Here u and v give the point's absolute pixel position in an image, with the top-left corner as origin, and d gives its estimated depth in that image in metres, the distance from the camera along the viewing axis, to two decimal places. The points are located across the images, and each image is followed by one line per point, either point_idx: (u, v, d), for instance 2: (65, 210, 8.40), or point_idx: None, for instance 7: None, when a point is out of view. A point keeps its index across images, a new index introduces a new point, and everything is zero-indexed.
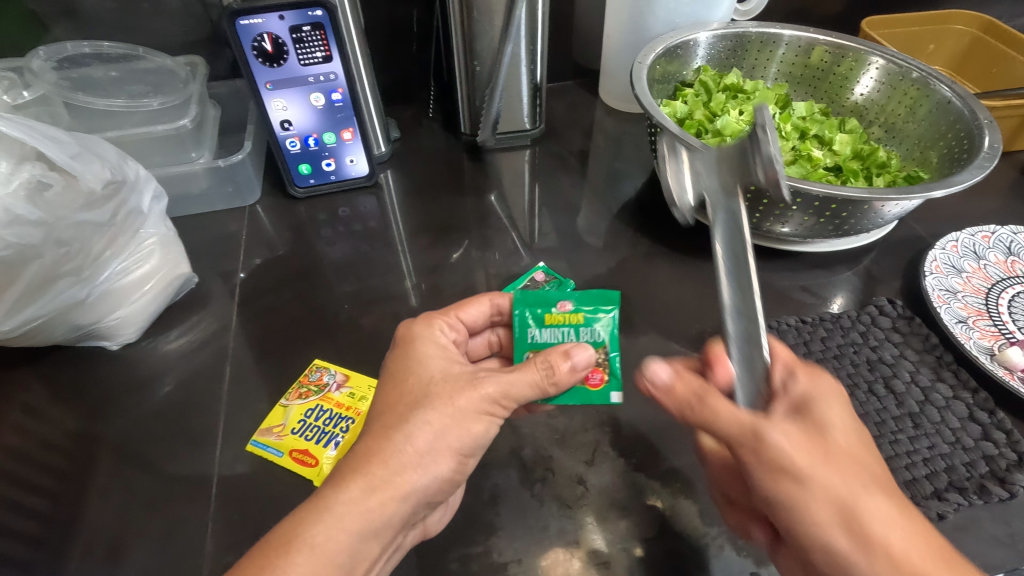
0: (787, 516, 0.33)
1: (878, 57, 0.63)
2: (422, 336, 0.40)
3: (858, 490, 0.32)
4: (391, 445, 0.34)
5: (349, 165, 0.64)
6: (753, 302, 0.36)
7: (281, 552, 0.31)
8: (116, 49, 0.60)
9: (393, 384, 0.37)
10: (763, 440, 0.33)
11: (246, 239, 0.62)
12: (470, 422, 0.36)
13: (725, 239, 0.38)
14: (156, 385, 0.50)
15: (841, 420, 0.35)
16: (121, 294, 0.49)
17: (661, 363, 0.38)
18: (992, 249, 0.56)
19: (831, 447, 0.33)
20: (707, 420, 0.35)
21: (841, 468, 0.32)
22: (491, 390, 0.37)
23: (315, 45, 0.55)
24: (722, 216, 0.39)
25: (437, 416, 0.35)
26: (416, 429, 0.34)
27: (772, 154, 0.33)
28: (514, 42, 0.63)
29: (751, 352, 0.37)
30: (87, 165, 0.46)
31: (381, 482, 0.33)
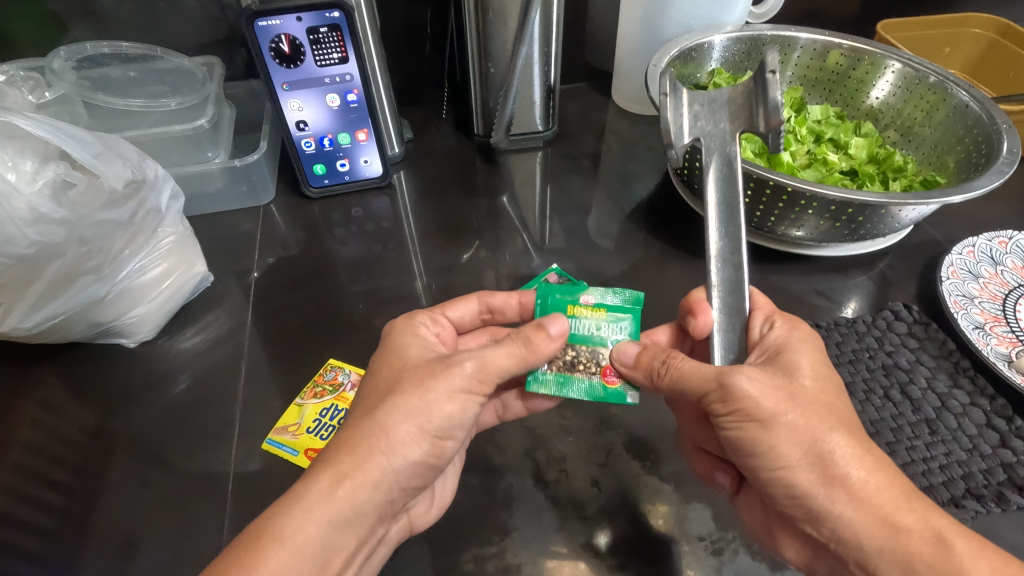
0: (753, 457, 0.35)
1: (895, 61, 0.63)
2: (401, 329, 0.41)
3: (821, 429, 0.34)
4: (359, 434, 0.34)
5: (363, 165, 0.65)
6: (740, 250, 0.40)
7: (255, 547, 0.31)
8: (135, 49, 0.61)
9: (373, 379, 0.38)
10: (728, 388, 0.35)
11: (261, 238, 0.62)
12: (441, 403, 0.36)
13: (717, 184, 0.41)
14: (171, 383, 0.50)
15: (807, 366, 0.37)
16: (139, 292, 0.50)
17: (630, 346, 0.41)
18: (1009, 254, 0.55)
19: (796, 390, 0.35)
20: (675, 382, 0.38)
21: (804, 409, 0.34)
22: (468, 366, 0.36)
23: (332, 47, 0.56)
24: (715, 158, 0.42)
25: (405, 400, 0.35)
26: (385, 415, 0.35)
27: (777, 97, 0.37)
28: (529, 44, 0.63)
29: (733, 301, 0.41)
30: (110, 164, 0.47)
31: (346, 470, 0.34)
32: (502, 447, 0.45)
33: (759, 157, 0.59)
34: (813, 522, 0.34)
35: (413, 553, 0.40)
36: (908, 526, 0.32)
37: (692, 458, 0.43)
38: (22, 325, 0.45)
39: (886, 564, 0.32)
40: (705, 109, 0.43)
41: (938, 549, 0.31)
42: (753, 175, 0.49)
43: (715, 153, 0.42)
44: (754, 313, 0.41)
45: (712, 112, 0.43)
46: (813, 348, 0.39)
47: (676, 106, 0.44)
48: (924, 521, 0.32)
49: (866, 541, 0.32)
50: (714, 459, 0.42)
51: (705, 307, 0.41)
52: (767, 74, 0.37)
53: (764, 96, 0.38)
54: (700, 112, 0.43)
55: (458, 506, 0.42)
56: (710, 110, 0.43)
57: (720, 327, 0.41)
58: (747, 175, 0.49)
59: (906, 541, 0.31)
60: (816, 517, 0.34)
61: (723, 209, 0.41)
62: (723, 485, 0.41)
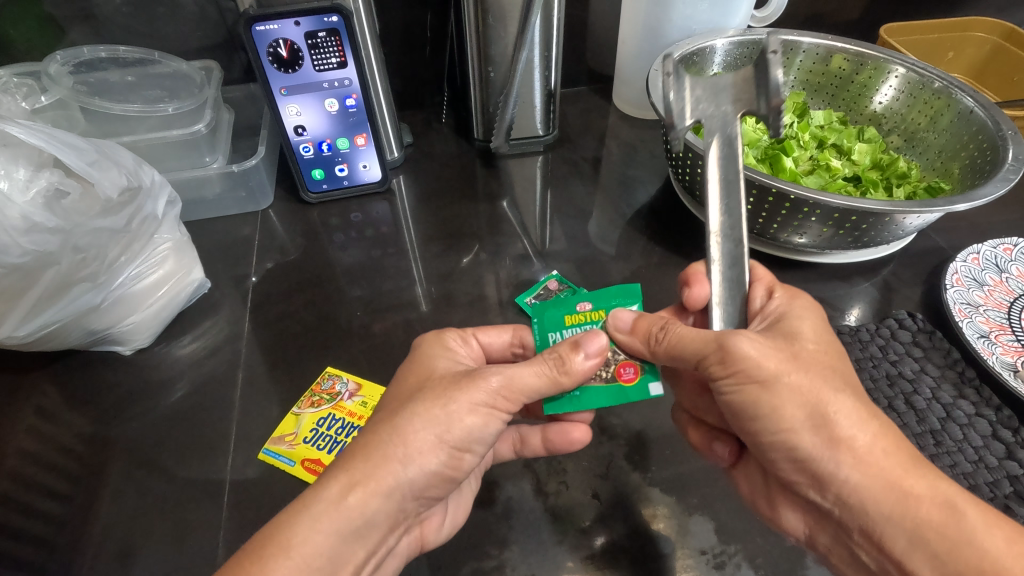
0: (754, 421, 0.35)
1: (899, 66, 0.62)
2: (434, 344, 0.40)
3: (826, 391, 0.33)
4: (376, 439, 0.34)
5: (362, 170, 0.64)
6: (742, 228, 0.38)
7: (260, 557, 0.30)
8: (133, 53, 0.60)
9: (400, 387, 0.37)
10: (728, 352, 0.35)
11: (259, 243, 0.62)
12: (463, 415, 0.35)
13: (719, 164, 0.39)
14: (168, 390, 0.50)
15: (808, 330, 0.37)
16: (134, 300, 0.49)
17: (625, 313, 0.40)
18: (1014, 262, 0.55)
19: (799, 353, 0.35)
20: (672, 349, 0.37)
21: (808, 370, 0.34)
22: (493, 382, 0.36)
23: (331, 52, 0.55)
24: (715, 140, 0.39)
25: (426, 409, 0.35)
26: (405, 423, 0.34)
27: (779, 79, 0.35)
28: (529, 49, 0.62)
29: (734, 274, 0.40)
30: (105, 172, 0.46)
31: (354, 480, 0.33)
32: (502, 458, 0.44)
33: (760, 163, 0.59)
34: (818, 486, 0.34)
35: (411, 564, 0.39)
36: (918, 491, 0.31)
37: (689, 430, 0.44)
38: (16, 334, 0.45)
39: (892, 530, 0.31)
40: (707, 92, 0.39)
41: (948, 516, 0.31)
42: (755, 181, 0.48)
43: (715, 136, 0.39)
44: (755, 285, 0.41)
45: (712, 92, 0.39)
46: (815, 316, 0.38)
47: (678, 87, 0.40)
48: (935, 487, 0.31)
49: (872, 505, 0.32)
50: (713, 430, 0.43)
51: (702, 279, 0.43)
52: (768, 56, 0.35)
53: (765, 76, 0.35)
54: (698, 91, 0.40)
55: None
56: (709, 90, 0.39)
57: (720, 301, 0.40)
58: (750, 181, 0.49)
59: (915, 507, 0.31)
60: (821, 480, 0.33)
61: (723, 188, 0.39)
62: (721, 456, 0.43)
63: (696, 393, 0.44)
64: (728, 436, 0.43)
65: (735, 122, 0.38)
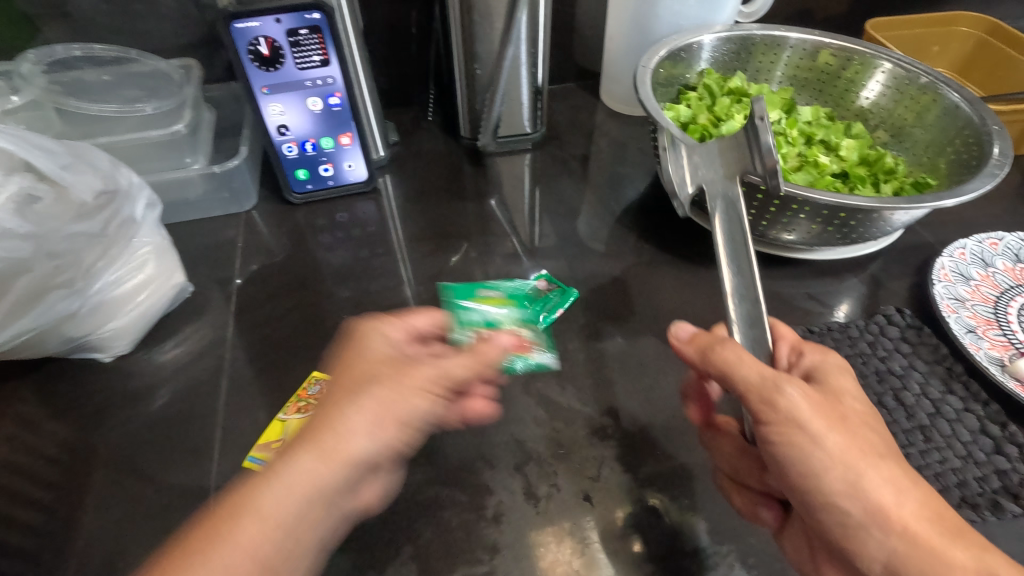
0: (800, 478, 0.34)
1: (885, 61, 0.62)
2: (375, 327, 0.39)
3: (871, 454, 0.33)
4: (336, 414, 0.33)
5: (347, 170, 0.63)
6: (755, 284, 0.40)
7: (229, 518, 0.30)
8: (109, 52, 0.59)
9: (346, 366, 0.36)
10: (778, 397, 0.34)
11: (243, 246, 0.61)
12: (413, 395, 0.35)
13: (724, 224, 0.43)
14: (152, 396, 0.49)
15: (851, 390, 0.37)
16: (114, 306, 0.48)
17: (687, 326, 0.41)
18: (1000, 256, 0.55)
19: (846, 414, 0.35)
20: (726, 368, 0.36)
21: (855, 432, 0.34)
22: (427, 372, 0.36)
23: (313, 49, 0.54)
24: (720, 203, 0.44)
25: (382, 388, 0.34)
26: (363, 400, 0.34)
27: (770, 144, 0.40)
28: (515, 45, 0.62)
29: (755, 334, 0.39)
30: (78, 175, 0.46)
31: (321, 452, 0.32)
32: (492, 461, 0.44)
33: None
34: (861, 553, 0.33)
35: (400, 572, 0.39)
36: (958, 561, 0.30)
37: (732, 495, 0.41)
38: None
39: None
40: (706, 159, 0.47)
41: None
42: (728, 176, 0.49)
43: (719, 198, 0.45)
44: (779, 342, 0.41)
45: (711, 158, 0.46)
46: (849, 376, 0.38)
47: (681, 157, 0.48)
48: (977, 557, 0.30)
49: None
50: (756, 493, 0.41)
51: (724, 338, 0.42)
52: (757, 119, 0.41)
53: (758, 141, 0.41)
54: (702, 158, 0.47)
55: (445, 524, 0.40)
56: (709, 157, 0.46)
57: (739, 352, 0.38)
58: None
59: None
60: (863, 547, 0.32)
61: (729, 248, 0.42)
62: (766, 522, 0.40)
63: (734, 451, 0.43)
64: (770, 498, 0.41)
65: (735, 180, 0.44)
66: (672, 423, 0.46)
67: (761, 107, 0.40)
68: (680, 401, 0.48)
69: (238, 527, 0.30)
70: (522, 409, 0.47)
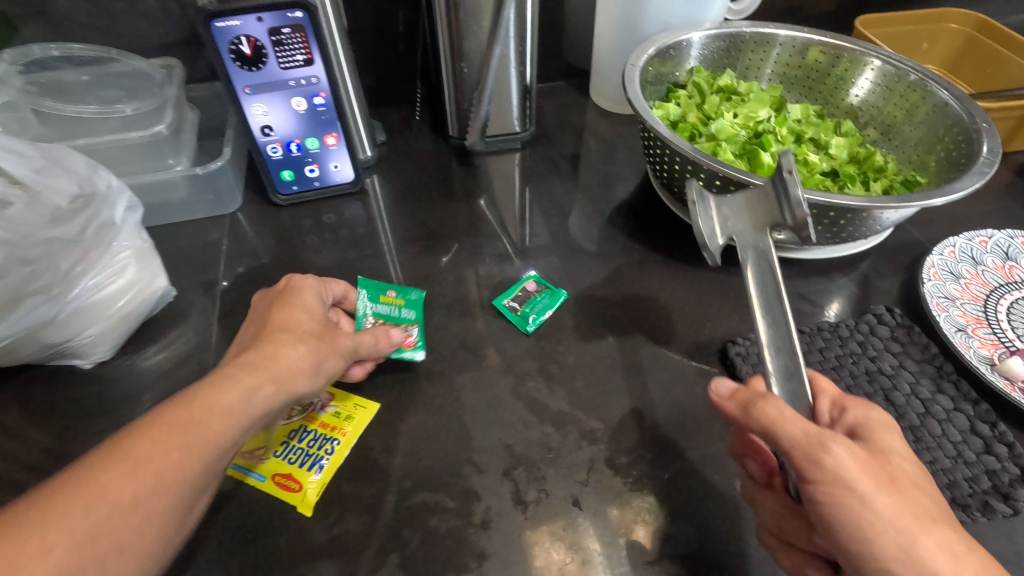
0: (848, 542, 0.32)
1: (874, 59, 0.62)
2: (304, 292, 0.46)
3: (922, 519, 0.31)
4: (292, 354, 0.39)
5: (333, 171, 0.63)
6: (791, 337, 0.37)
7: (202, 413, 0.33)
8: (88, 52, 0.58)
9: (280, 318, 0.42)
10: (825, 455, 0.32)
11: (228, 248, 0.60)
12: (336, 359, 0.42)
13: (757, 278, 0.40)
14: (135, 403, 0.48)
15: (902, 449, 0.34)
16: (94, 311, 0.47)
17: (729, 382, 0.39)
18: (990, 254, 0.55)
19: (895, 474, 0.33)
20: (769, 425, 0.34)
21: (903, 495, 0.32)
22: (347, 343, 0.43)
23: (296, 48, 0.53)
24: (751, 255, 0.40)
25: (320, 346, 0.41)
26: (308, 351, 0.40)
27: (799, 195, 0.37)
28: (503, 44, 0.61)
29: (794, 388, 0.37)
30: (52, 180, 0.44)
31: (264, 369, 0.37)
32: (481, 467, 0.43)
33: (739, 157, 0.57)
34: None
35: None
36: None
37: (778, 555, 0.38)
38: None
39: None
40: (734, 211, 0.42)
41: None
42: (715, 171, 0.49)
43: (750, 251, 0.40)
44: (819, 397, 0.38)
45: (741, 209, 0.42)
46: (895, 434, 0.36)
47: (705, 208, 0.43)
48: None
49: None
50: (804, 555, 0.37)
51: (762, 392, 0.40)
52: (784, 172, 0.38)
53: (787, 192, 0.37)
54: (729, 209, 0.42)
55: (433, 531, 0.40)
56: (738, 207, 0.42)
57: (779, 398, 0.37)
58: (711, 171, 0.49)
59: None
60: None
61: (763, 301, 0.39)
62: None
63: (780, 511, 0.39)
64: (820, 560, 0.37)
65: (767, 233, 0.40)
66: (661, 425, 0.46)
67: (789, 162, 0.38)
68: (669, 402, 0.47)
69: (205, 419, 0.33)
70: (510, 412, 0.46)
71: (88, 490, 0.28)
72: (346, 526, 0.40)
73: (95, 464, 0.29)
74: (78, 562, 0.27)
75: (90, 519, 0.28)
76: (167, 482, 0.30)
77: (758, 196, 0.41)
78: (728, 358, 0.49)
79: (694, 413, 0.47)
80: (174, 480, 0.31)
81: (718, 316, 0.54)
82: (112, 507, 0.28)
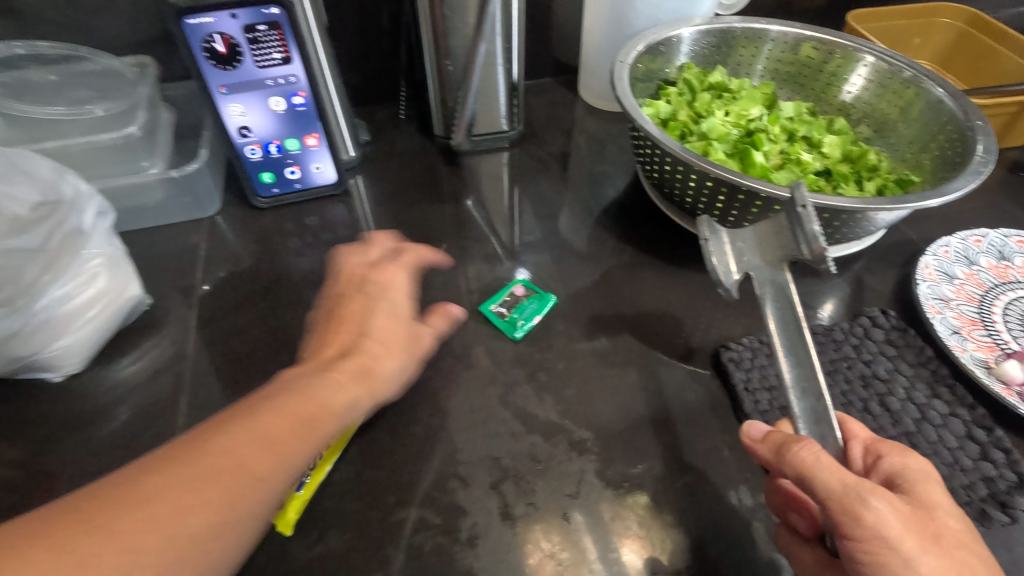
0: None
1: (868, 55, 0.61)
2: (398, 282, 0.46)
3: None
4: (386, 367, 0.41)
5: (315, 172, 0.61)
6: (819, 381, 0.36)
7: (319, 411, 0.35)
8: (56, 50, 0.55)
9: (378, 314, 0.43)
10: (865, 509, 0.31)
11: (207, 253, 0.58)
12: (413, 365, 0.44)
13: (777, 315, 0.38)
14: (107, 417, 0.46)
15: (945, 502, 0.33)
16: (64, 322, 0.45)
17: (760, 425, 0.38)
18: (984, 253, 0.54)
19: (938, 531, 0.31)
20: (806, 474, 0.32)
21: (947, 555, 0.30)
22: (428, 339, 0.46)
23: (273, 46, 0.51)
24: (769, 291, 0.39)
25: (405, 356, 0.43)
26: (398, 363, 0.42)
27: (816, 230, 0.35)
28: (489, 41, 0.59)
29: (821, 431, 0.36)
30: (14, 192, 0.46)
31: (367, 378, 0.39)
32: (467, 480, 0.42)
33: (731, 157, 0.56)
34: None
35: None
36: None
37: None
38: None
39: None
40: (749, 243, 0.40)
41: None
42: (707, 173, 0.47)
43: (769, 287, 0.39)
44: (851, 440, 0.37)
45: (755, 242, 0.40)
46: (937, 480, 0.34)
47: (719, 246, 0.41)
48: None
49: None
50: None
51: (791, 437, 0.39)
52: (799, 208, 0.36)
53: (802, 228, 0.36)
54: (743, 243, 0.41)
55: (418, 549, 0.39)
56: (752, 239, 0.40)
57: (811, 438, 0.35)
58: (703, 172, 0.48)
59: None
60: None
61: (787, 339, 0.38)
62: None
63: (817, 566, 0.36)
64: None
65: (784, 268, 0.38)
66: (653, 433, 0.45)
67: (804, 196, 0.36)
68: (661, 409, 0.46)
69: (320, 417, 0.35)
70: (498, 422, 0.45)
71: (237, 462, 0.30)
72: (328, 545, 0.39)
73: (236, 436, 0.31)
74: (216, 534, 0.28)
75: (235, 491, 0.29)
76: (290, 471, 0.32)
77: (771, 228, 0.39)
78: (720, 364, 0.48)
79: (686, 420, 0.46)
80: (296, 468, 0.33)
81: (711, 319, 0.53)
82: (253, 485, 0.30)
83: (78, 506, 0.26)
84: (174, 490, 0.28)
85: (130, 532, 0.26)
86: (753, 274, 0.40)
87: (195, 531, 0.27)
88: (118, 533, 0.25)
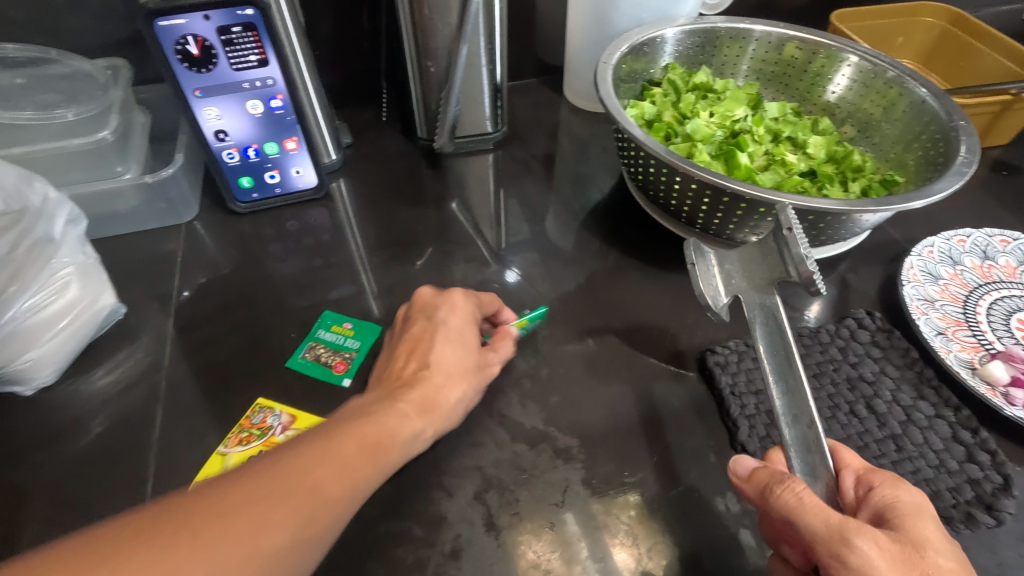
0: None
1: (851, 55, 0.61)
2: (463, 311, 0.46)
3: None
4: (445, 399, 0.41)
5: (295, 176, 0.59)
6: (808, 405, 0.35)
7: (378, 442, 0.36)
8: (25, 54, 0.55)
9: (441, 346, 0.44)
10: (851, 550, 0.30)
11: (183, 259, 0.56)
12: (476, 390, 0.44)
13: (767, 338, 0.38)
14: (78, 431, 0.44)
15: (936, 540, 0.32)
16: (32, 333, 0.43)
17: (747, 460, 0.38)
18: (968, 253, 0.54)
19: (929, 571, 0.31)
20: (792, 513, 0.32)
21: None
22: (492, 367, 0.45)
23: (249, 48, 0.50)
24: (758, 314, 0.39)
25: (468, 385, 0.43)
26: (458, 394, 0.42)
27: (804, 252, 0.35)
28: (471, 41, 0.59)
29: (813, 460, 0.35)
30: None
31: (427, 411, 0.40)
32: (451, 491, 0.41)
33: (715, 158, 0.56)
34: None
35: None
36: None
37: None
38: None
39: None
40: (738, 266, 0.40)
41: None
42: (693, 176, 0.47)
43: (758, 311, 0.38)
44: (843, 470, 0.37)
45: (741, 265, 0.40)
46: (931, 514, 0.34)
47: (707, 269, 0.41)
48: None
49: None
50: None
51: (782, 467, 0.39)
52: (784, 230, 0.36)
53: (788, 250, 0.36)
54: (731, 267, 0.41)
55: (400, 562, 0.38)
56: (738, 262, 0.40)
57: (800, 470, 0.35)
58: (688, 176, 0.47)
59: None
60: None
61: (779, 363, 0.37)
62: None
63: None
64: None
65: (774, 292, 0.38)
66: (640, 438, 0.44)
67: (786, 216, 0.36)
68: (647, 414, 0.46)
69: (381, 448, 0.36)
70: (482, 430, 0.44)
71: (310, 485, 0.31)
72: None
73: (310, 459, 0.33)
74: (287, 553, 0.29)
75: (308, 513, 0.31)
76: (352, 498, 0.33)
77: (758, 252, 0.39)
78: (706, 368, 0.48)
79: (673, 426, 0.45)
80: (359, 494, 0.34)
81: (696, 322, 0.52)
82: (325, 507, 0.32)
83: (166, 513, 0.28)
84: (249, 507, 0.29)
85: (211, 541, 0.27)
86: (741, 298, 0.40)
87: (274, 549, 0.29)
88: (205, 543, 0.27)
